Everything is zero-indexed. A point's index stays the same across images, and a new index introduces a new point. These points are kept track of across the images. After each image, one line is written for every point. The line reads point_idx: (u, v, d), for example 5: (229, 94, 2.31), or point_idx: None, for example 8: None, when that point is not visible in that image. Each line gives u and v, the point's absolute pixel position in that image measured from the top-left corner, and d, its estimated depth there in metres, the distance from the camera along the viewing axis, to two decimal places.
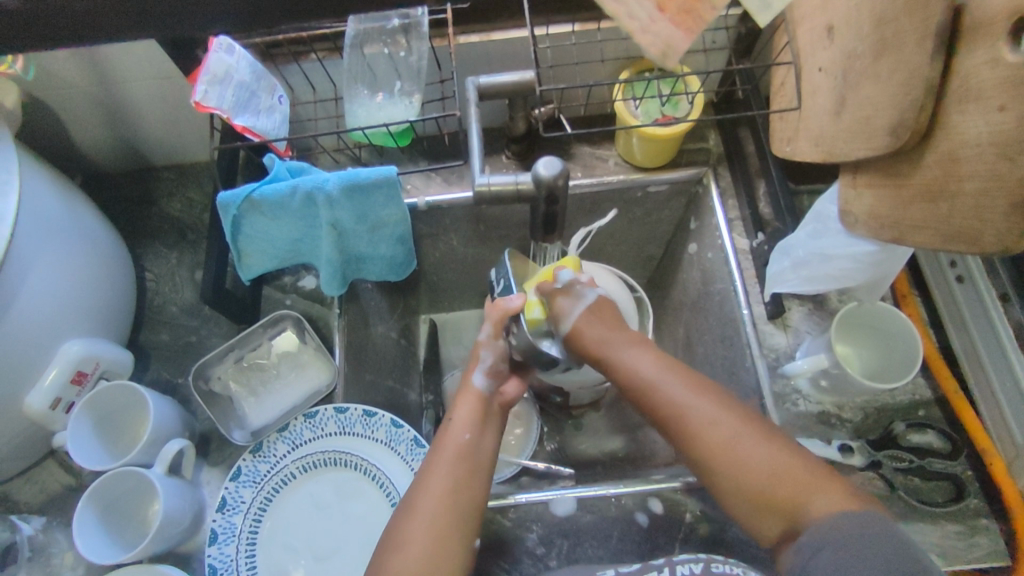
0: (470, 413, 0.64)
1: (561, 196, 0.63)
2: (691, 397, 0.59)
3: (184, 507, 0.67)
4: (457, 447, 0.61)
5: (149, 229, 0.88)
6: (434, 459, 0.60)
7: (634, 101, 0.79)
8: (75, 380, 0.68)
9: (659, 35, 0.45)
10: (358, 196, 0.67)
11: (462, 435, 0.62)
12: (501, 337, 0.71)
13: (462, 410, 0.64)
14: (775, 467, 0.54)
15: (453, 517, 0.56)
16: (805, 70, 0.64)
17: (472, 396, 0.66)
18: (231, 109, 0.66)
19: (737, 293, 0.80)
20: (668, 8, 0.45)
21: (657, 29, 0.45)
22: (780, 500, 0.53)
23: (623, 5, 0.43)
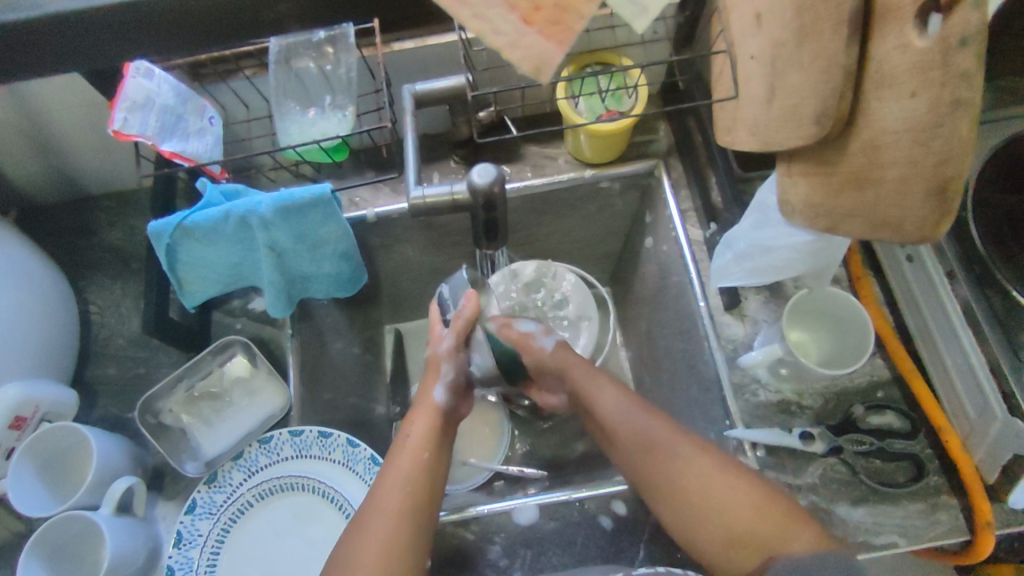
0: (425, 428, 0.64)
1: (499, 202, 0.62)
2: (647, 424, 0.63)
3: (137, 546, 0.65)
4: (414, 462, 0.61)
5: (92, 260, 0.86)
6: (387, 477, 0.60)
7: (576, 99, 0.78)
8: (13, 425, 0.66)
9: (529, 49, 0.53)
10: (294, 216, 0.65)
11: (419, 452, 0.62)
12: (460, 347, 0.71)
13: (418, 427, 0.64)
14: (736, 512, 0.56)
15: (409, 531, 0.56)
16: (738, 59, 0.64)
17: (427, 412, 0.66)
18: (158, 134, 0.64)
19: (693, 286, 0.80)
20: (534, 22, 0.53)
21: (526, 42, 0.53)
22: (747, 539, 0.55)
23: (485, 23, 0.53)
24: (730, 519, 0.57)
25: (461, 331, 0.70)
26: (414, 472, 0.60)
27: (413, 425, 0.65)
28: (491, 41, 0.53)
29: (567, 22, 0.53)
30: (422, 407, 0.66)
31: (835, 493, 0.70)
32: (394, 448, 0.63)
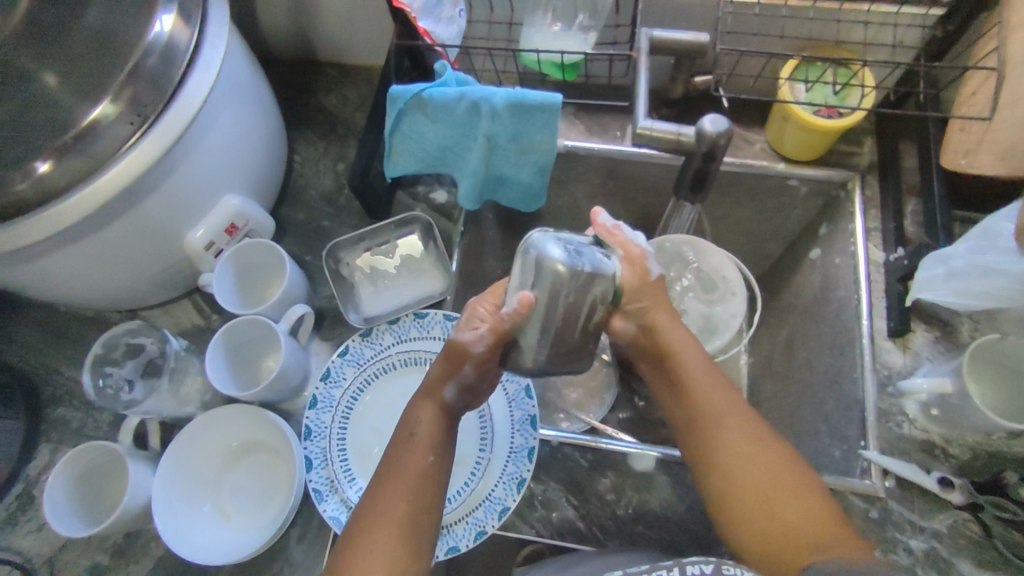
0: (433, 415, 0.59)
1: (720, 153, 0.62)
2: (710, 397, 0.59)
3: (296, 367, 0.72)
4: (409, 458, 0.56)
5: (306, 117, 0.95)
6: (390, 475, 0.55)
7: (802, 85, 0.76)
8: (227, 230, 0.75)
9: None
10: (519, 117, 0.68)
11: (425, 444, 0.57)
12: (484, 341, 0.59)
13: (424, 414, 0.59)
14: (806, 517, 0.54)
15: (410, 541, 0.53)
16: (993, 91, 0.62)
17: (439, 398, 0.60)
18: (419, 9, 0.72)
19: (861, 302, 0.78)
20: None
21: None
22: (795, 543, 0.53)
23: None
24: (776, 510, 0.54)
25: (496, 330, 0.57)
26: (413, 473, 0.55)
27: (417, 415, 0.59)
28: None
29: None
30: (427, 388, 0.60)
31: (960, 548, 0.67)
32: (397, 442, 0.58)
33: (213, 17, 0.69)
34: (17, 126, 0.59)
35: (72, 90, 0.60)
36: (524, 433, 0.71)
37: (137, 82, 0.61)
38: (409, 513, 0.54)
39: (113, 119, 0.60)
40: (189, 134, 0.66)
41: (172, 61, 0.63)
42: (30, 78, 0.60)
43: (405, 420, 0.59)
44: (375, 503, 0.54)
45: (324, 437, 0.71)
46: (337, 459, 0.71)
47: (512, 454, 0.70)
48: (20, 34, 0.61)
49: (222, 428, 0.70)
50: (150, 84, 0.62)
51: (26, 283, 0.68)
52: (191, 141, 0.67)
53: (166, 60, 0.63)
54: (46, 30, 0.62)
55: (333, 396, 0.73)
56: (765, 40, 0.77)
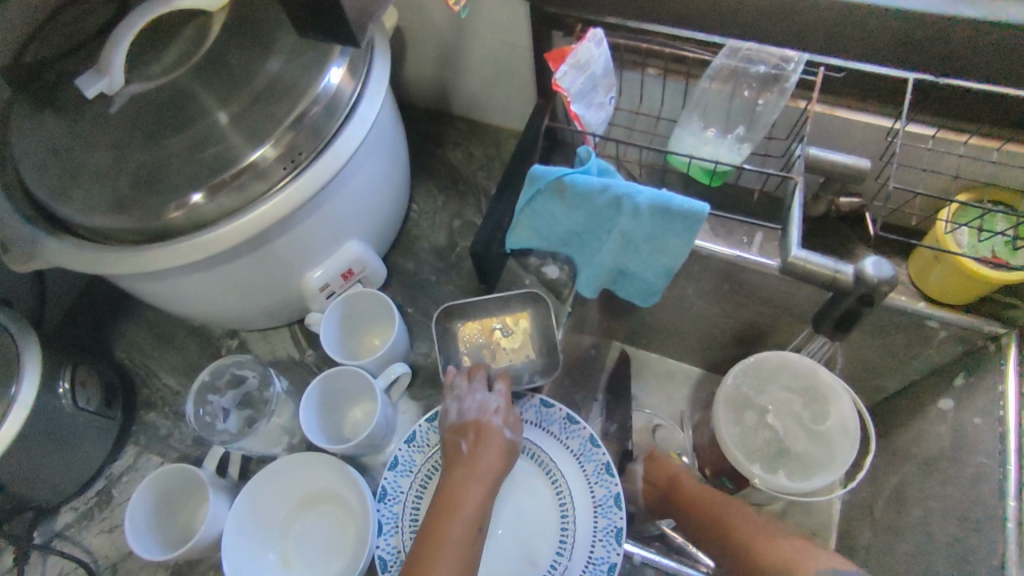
0: (481, 492, 0.59)
1: (878, 299, 0.57)
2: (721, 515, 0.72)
3: (385, 426, 0.72)
4: (462, 534, 0.56)
5: (430, 168, 0.96)
6: (439, 542, 0.55)
7: (964, 229, 0.71)
8: (343, 275, 0.76)
9: None
10: (660, 219, 0.65)
11: (471, 520, 0.57)
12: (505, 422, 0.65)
13: (476, 489, 0.59)
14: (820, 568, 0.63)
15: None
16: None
17: (489, 478, 0.60)
18: (575, 94, 0.70)
19: (1008, 479, 0.68)
20: None
21: None
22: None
23: None
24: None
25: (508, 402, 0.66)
26: (463, 541, 0.55)
27: (467, 488, 0.59)
28: None
29: None
30: (482, 471, 0.60)
31: None
32: (444, 508, 0.58)
33: (376, 73, 0.71)
34: (186, 157, 0.62)
35: (241, 130, 0.63)
36: (606, 545, 0.65)
37: (300, 129, 0.64)
38: None
39: (272, 161, 0.63)
40: (334, 184, 0.68)
41: (333, 113, 0.66)
42: (206, 113, 0.63)
43: (450, 487, 0.59)
44: (428, 556, 0.54)
45: (398, 502, 0.69)
46: (408, 529, 0.68)
47: (590, 564, 0.65)
48: (200, 69, 0.64)
49: (301, 474, 0.69)
50: (310, 133, 0.65)
51: (154, 296, 0.71)
52: (334, 190, 0.68)
53: (329, 111, 0.66)
54: (225, 69, 0.64)
55: (415, 461, 0.70)
56: (930, 175, 0.72)
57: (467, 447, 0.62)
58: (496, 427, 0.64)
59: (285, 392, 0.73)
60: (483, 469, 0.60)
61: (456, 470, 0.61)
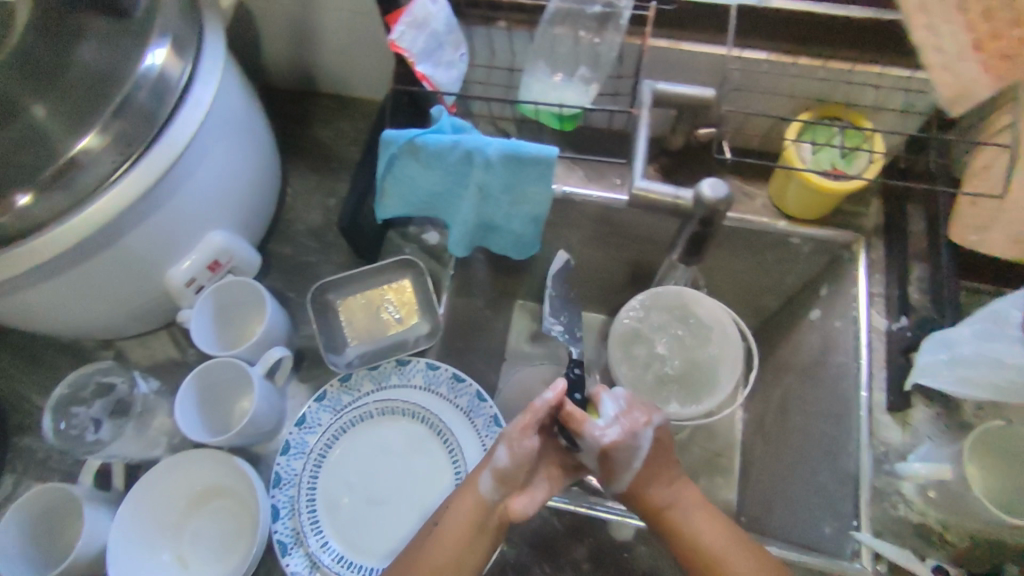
0: (466, 522, 0.59)
1: (718, 221, 0.60)
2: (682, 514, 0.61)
3: (270, 413, 0.70)
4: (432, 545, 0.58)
5: (299, 149, 0.94)
6: None
7: (808, 146, 0.74)
8: (210, 267, 0.73)
9: (962, 75, 0.60)
10: (513, 168, 0.67)
11: (448, 558, 0.57)
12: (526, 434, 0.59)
13: (459, 516, 0.59)
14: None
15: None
16: (933, 66, 0.61)
17: (480, 507, 0.60)
18: (418, 54, 0.68)
19: (861, 373, 0.74)
20: (987, 52, 0.59)
21: (962, 66, 0.60)
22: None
23: (931, 41, 0.61)
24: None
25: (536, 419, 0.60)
26: None
27: (454, 514, 0.60)
28: (929, 56, 0.61)
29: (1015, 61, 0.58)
30: (471, 498, 0.60)
31: None
32: (428, 536, 0.59)
33: (209, 51, 0.67)
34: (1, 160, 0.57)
35: (60, 123, 0.58)
36: None
37: (129, 116, 0.59)
38: None
39: (99, 151, 0.58)
40: (177, 172, 0.64)
41: (163, 96, 0.62)
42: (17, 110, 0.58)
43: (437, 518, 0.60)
44: None
45: (293, 485, 0.69)
46: (304, 510, 0.68)
47: None
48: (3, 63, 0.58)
49: (188, 473, 0.68)
50: (141, 119, 0.60)
51: None
52: (179, 179, 0.65)
53: (158, 95, 0.61)
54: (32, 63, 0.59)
55: (308, 443, 0.71)
56: (772, 98, 0.76)
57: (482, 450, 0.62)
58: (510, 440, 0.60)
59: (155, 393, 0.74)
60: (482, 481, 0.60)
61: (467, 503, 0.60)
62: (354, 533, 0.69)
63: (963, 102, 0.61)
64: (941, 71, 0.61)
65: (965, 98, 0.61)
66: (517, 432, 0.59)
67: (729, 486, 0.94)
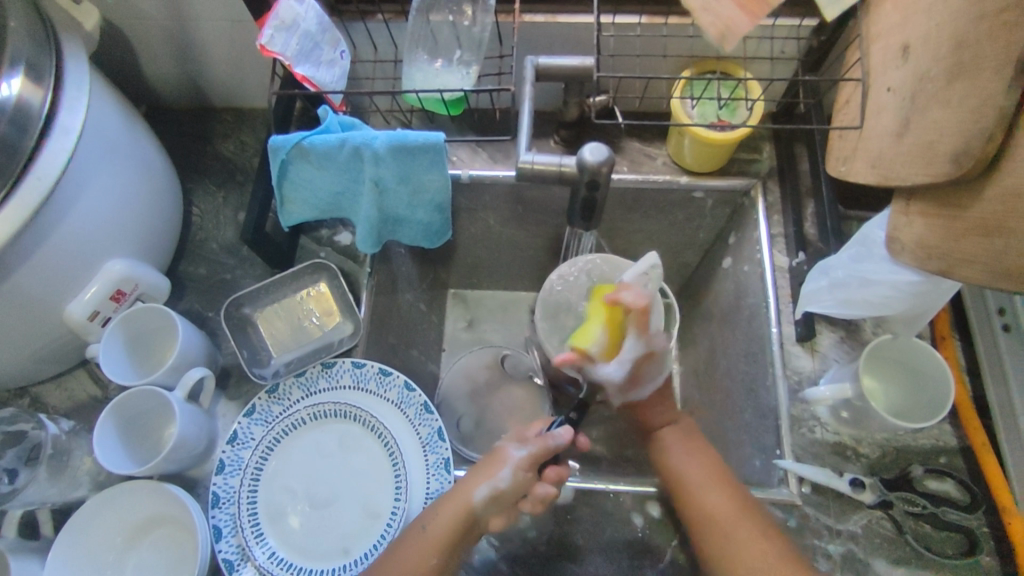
0: (449, 529, 0.60)
1: (603, 184, 0.62)
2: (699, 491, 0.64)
3: (199, 434, 0.70)
4: (415, 553, 0.59)
5: (202, 167, 0.92)
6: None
7: (690, 102, 0.75)
8: (114, 297, 0.72)
9: (721, 19, 0.62)
10: (404, 158, 0.67)
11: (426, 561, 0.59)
12: (523, 450, 0.64)
13: (443, 523, 0.60)
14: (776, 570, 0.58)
15: None
16: (697, 13, 0.63)
17: (465, 515, 0.61)
18: (294, 56, 0.68)
19: (769, 310, 0.78)
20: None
21: (720, 12, 0.62)
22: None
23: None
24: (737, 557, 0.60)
25: (542, 452, 0.64)
26: None
27: (437, 516, 0.61)
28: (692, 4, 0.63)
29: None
30: (458, 501, 0.61)
31: (875, 547, 0.67)
32: (407, 538, 0.60)
33: (72, 77, 0.65)
34: None
35: None
36: (439, 478, 0.69)
37: None
38: None
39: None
40: (54, 204, 0.63)
41: (26, 126, 0.60)
42: None
43: (417, 523, 0.61)
44: None
45: (233, 503, 0.68)
46: (248, 525, 0.68)
47: (429, 501, 0.69)
48: None
49: (119, 507, 0.66)
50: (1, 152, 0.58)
51: None
52: (57, 212, 0.63)
53: (19, 126, 0.60)
54: None
55: (243, 459, 0.70)
56: (650, 61, 0.78)
57: (490, 462, 0.64)
58: (512, 454, 0.64)
59: (67, 434, 0.72)
60: (477, 495, 0.62)
61: (447, 505, 0.61)
62: (302, 540, 0.70)
63: (729, 39, 0.61)
64: (703, 13, 0.63)
65: (732, 37, 0.62)
66: (528, 460, 0.63)
67: None
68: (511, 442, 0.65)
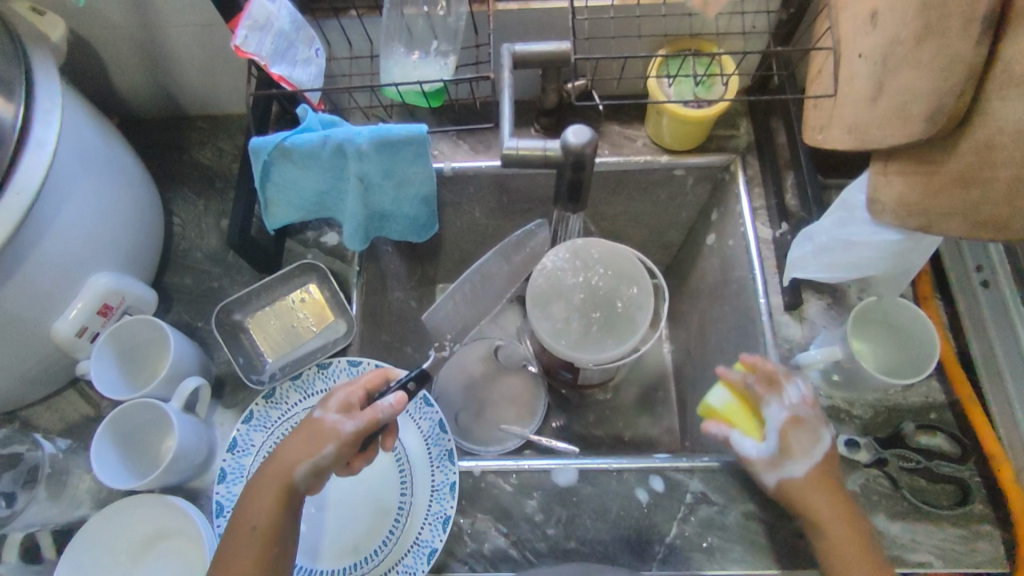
0: (270, 510, 0.57)
1: (588, 163, 0.62)
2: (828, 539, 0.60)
3: (198, 445, 0.69)
4: (252, 549, 0.55)
5: (179, 176, 0.91)
6: None
7: (667, 80, 0.76)
8: (101, 311, 0.71)
9: None
10: (387, 151, 0.67)
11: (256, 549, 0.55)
12: (346, 419, 0.60)
13: (265, 506, 0.57)
14: None
15: None
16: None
17: (286, 491, 0.57)
18: (269, 56, 0.67)
19: (756, 281, 0.79)
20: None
21: None
22: None
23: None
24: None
25: (371, 426, 0.59)
26: None
27: (257, 503, 0.57)
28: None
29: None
30: (275, 476, 0.58)
31: (874, 504, 0.68)
32: (234, 530, 0.57)
33: (43, 90, 0.64)
34: None
35: None
36: (444, 469, 0.71)
37: None
38: None
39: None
40: (32, 221, 0.61)
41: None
42: None
43: (243, 505, 0.57)
44: None
45: None
46: None
47: (434, 493, 0.70)
48: None
49: (122, 523, 0.66)
50: None
51: None
52: (36, 228, 0.62)
53: None
54: None
55: (241, 465, 0.69)
56: (625, 42, 0.79)
57: (303, 440, 0.59)
58: (335, 426, 0.59)
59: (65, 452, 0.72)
60: (298, 480, 0.58)
61: (263, 485, 0.58)
62: (308, 541, 0.70)
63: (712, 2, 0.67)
64: None
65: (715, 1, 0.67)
66: (353, 437, 0.58)
67: (669, 416, 0.98)
68: (329, 409, 0.61)
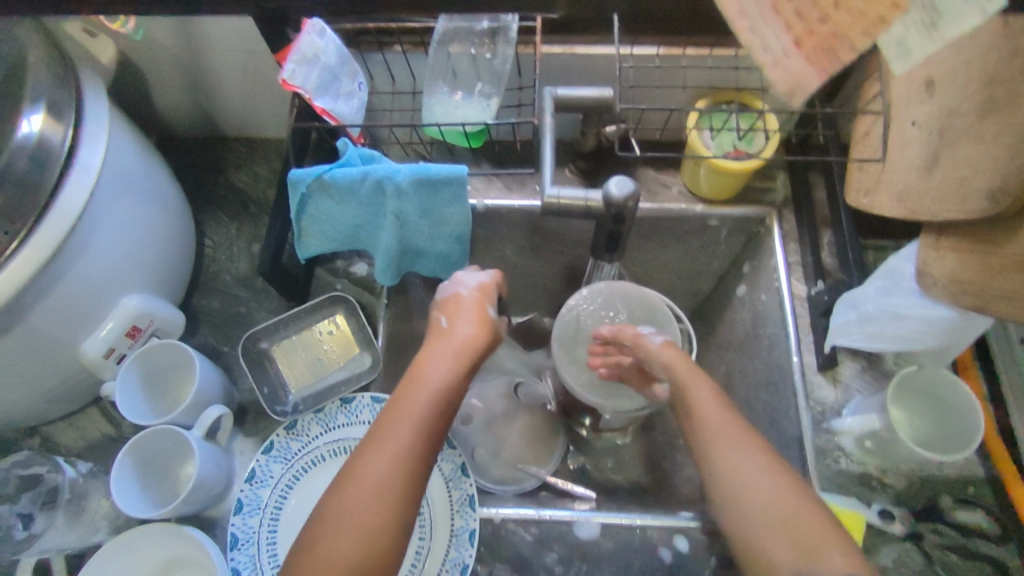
0: (450, 362, 0.58)
1: (628, 215, 0.61)
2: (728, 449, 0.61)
3: (217, 474, 0.68)
4: (442, 395, 0.55)
5: (214, 198, 0.91)
6: (391, 420, 0.52)
7: (709, 132, 0.76)
8: (129, 333, 0.71)
9: (788, 69, 0.39)
10: (426, 191, 0.67)
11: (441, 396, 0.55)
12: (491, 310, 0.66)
13: (447, 360, 0.58)
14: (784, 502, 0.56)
15: (410, 477, 0.49)
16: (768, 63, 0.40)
17: (463, 352, 0.60)
18: (314, 90, 0.68)
19: (790, 339, 0.77)
20: (809, 39, 0.38)
21: (791, 62, 0.39)
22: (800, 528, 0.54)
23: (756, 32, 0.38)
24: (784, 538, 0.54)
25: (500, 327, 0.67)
26: (424, 420, 0.52)
27: (435, 358, 0.58)
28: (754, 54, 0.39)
29: (836, 44, 0.38)
30: (458, 341, 0.60)
31: None
32: (414, 378, 0.56)
33: (91, 113, 0.65)
34: None
35: None
36: (465, 515, 0.71)
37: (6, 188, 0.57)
38: (408, 458, 0.50)
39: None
40: (72, 242, 0.62)
41: (46, 164, 0.59)
42: None
43: (416, 367, 0.58)
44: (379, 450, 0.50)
45: (252, 543, 0.67)
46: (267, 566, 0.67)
47: (453, 538, 0.70)
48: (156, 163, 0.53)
49: (134, 551, 0.65)
50: (20, 190, 0.58)
51: None
52: (75, 250, 0.62)
53: (40, 164, 0.59)
54: None
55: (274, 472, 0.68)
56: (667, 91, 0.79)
57: (490, 320, 0.64)
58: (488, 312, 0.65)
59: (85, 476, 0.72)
60: (484, 354, 0.62)
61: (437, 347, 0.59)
62: None
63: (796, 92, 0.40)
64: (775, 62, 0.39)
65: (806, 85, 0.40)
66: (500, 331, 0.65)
67: None
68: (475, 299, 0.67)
